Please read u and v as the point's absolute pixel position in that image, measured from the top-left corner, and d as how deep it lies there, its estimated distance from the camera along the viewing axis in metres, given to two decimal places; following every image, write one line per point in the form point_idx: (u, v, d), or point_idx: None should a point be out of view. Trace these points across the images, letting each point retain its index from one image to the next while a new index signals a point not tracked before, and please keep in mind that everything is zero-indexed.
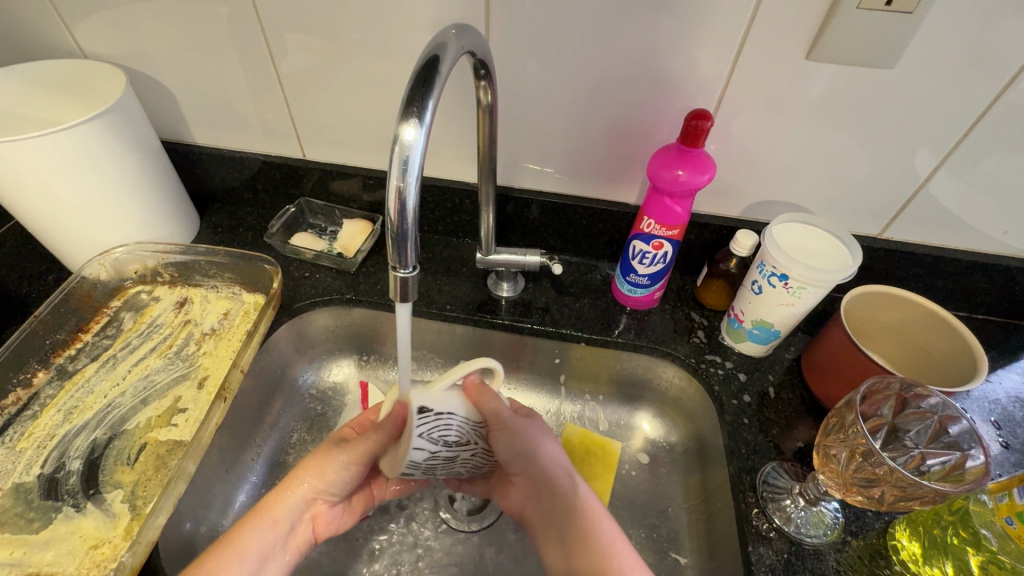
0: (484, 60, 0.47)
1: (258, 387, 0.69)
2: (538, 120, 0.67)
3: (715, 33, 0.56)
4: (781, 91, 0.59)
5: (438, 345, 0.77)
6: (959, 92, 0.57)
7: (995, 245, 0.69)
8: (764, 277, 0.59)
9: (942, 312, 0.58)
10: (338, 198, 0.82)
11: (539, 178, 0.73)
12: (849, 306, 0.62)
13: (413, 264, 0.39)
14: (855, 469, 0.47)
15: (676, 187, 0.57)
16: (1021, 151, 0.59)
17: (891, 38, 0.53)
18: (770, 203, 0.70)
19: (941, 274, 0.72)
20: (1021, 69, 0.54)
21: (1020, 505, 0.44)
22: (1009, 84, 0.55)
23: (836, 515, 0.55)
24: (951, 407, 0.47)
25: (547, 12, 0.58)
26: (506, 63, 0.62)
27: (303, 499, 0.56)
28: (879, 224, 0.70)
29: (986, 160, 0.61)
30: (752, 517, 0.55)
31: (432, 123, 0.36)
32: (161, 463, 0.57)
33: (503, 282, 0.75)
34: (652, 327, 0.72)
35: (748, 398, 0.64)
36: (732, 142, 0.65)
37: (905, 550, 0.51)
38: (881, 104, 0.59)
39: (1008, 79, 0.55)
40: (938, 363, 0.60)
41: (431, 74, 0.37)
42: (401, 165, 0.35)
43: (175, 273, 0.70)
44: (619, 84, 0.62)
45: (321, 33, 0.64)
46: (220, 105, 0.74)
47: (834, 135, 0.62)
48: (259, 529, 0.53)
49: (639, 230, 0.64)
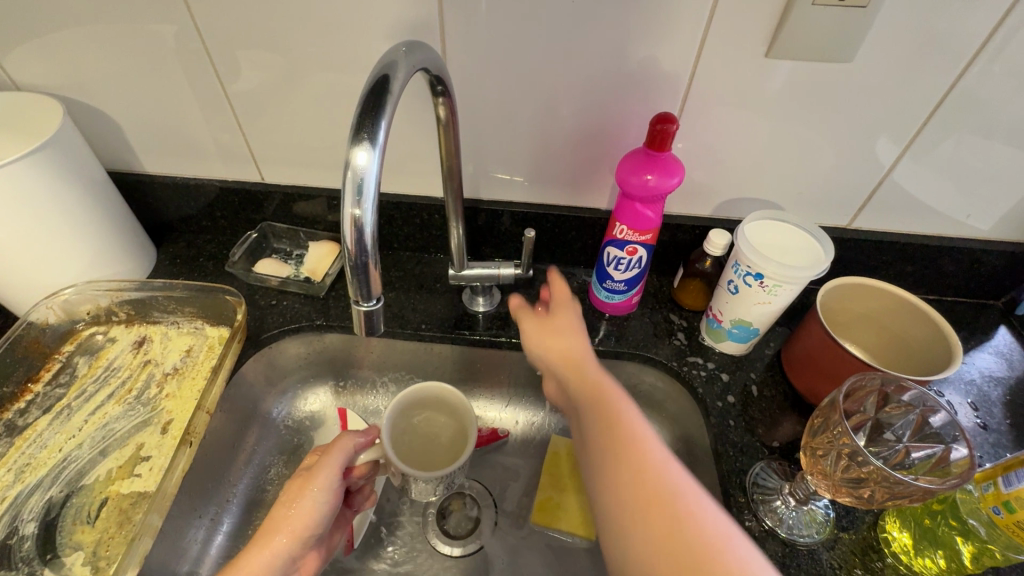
0: (440, 76, 0.45)
1: (228, 425, 0.66)
2: (503, 130, 0.65)
3: (675, 35, 0.56)
4: (744, 89, 0.59)
5: (416, 365, 0.75)
6: (915, 83, 0.57)
7: (960, 228, 0.70)
8: (740, 277, 0.58)
9: (916, 301, 0.59)
10: (303, 221, 0.79)
11: (508, 188, 0.72)
12: (825, 299, 0.62)
13: (376, 296, 0.37)
14: (843, 469, 0.46)
15: (646, 191, 0.57)
16: (976, 136, 0.61)
17: (846, 33, 0.54)
18: (740, 200, 0.70)
19: (909, 260, 0.73)
20: (972, 56, 0.55)
21: (1005, 494, 0.44)
22: (962, 72, 0.56)
23: (827, 511, 0.55)
24: (931, 400, 0.47)
25: (503, 20, 0.56)
26: (465, 72, 0.61)
27: (278, 547, 0.49)
28: (847, 215, 0.70)
29: (946, 146, 0.62)
30: (743, 520, 0.54)
31: (386, 145, 0.34)
32: (124, 518, 0.53)
33: (479, 296, 0.73)
34: (631, 332, 0.71)
35: (733, 397, 0.64)
36: (700, 142, 0.64)
37: (897, 542, 0.51)
38: (842, 96, 0.59)
39: (961, 67, 0.56)
40: (915, 351, 0.61)
41: (381, 96, 0.35)
42: (355, 193, 0.33)
43: (132, 310, 0.66)
44: (581, 90, 0.61)
45: (273, 51, 0.61)
46: (170, 132, 0.70)
47: (798, 129, 0.62)
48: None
49: (612, 237, 0.63)
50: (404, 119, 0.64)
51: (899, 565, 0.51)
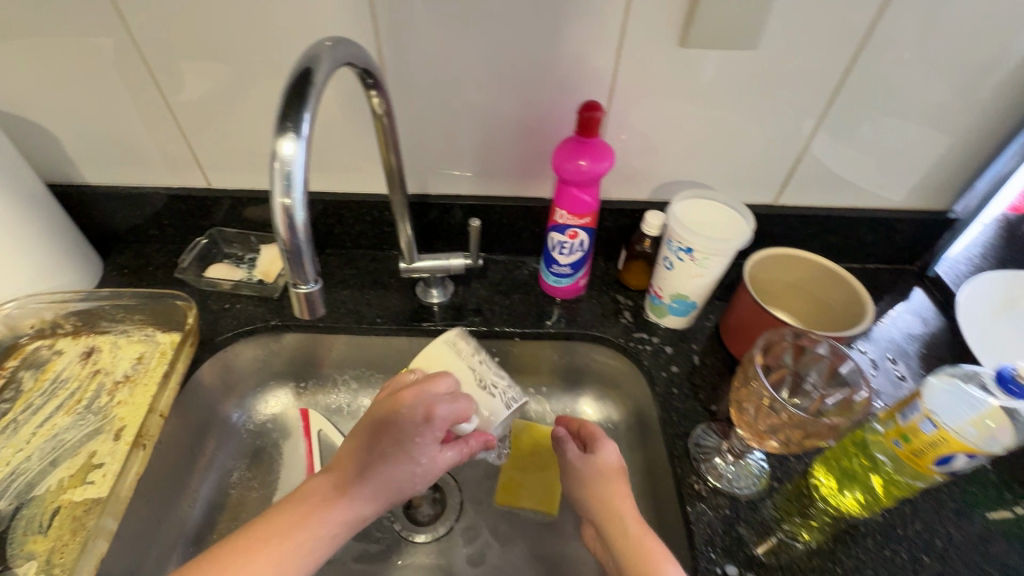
0: (368, 70, 0.47)
1: (185, 430, 0.66)
2: (444, 125, 0.68)
3: (597, 28, 0.59)
4: (666, 78, 0.63)
5: (375, 360, 0.77)
6: (818, 67, 0.62)
7: (874, 200, 0.76)
8: (673, 253, 0.62)
9: (834, 266, 0.64)
10: (253, 225, 0.79)
11: (455, 182, 0.74)
12: (753, 270, 0.66)
13: (315, 279, 0.39)
14: (764, 418, 0.50)
15: (580, 176, 0.60)
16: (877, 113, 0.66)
17: (751, 22, 0.58)
18: (675, 183, 0.74)
19: (833, 231, 0.79)
20: (865, 41, 0.60)
21: (903, 427, 0.48)
22: (858, 56, 0.62)
23: (762, 464, 0.59)
24: (839, 350, 0.51)
25: (434, 19, 0.59)
26: (402, 69, 0.63)
27: (339, 520, 0.52)
28: (773, 192, 0.75)
29: (853, 123, 0.67)
30: (687, 479, 0.57)
31: (311, 134, 0.36)
32: (78, 525, 0.53)
33: (433, 288, 0.75)
34: (581, 313, 0.74)
35: (677, 368, 0.68)
36: (631, 129, 0.68)
37: (825, 487, 0.56)
38: (756, 81, 0.63)
39: (856, 51, 0.61)
40: (837, 313, 0.66)
41: (304, 88, 0.37)
42: (283, 181, 0.35)
43: (78, 321, 0.66)
44: (515, 84, 0.64)
45: (209, 56, 0.62)
46: (110, 142, 0.70)
47: (720, 113, 0.67)
48: (285, 546, 0.49)
49: (554, 222, 0.66)
50: (346, 117, 0.65)
51: (828, 507, 0.55)
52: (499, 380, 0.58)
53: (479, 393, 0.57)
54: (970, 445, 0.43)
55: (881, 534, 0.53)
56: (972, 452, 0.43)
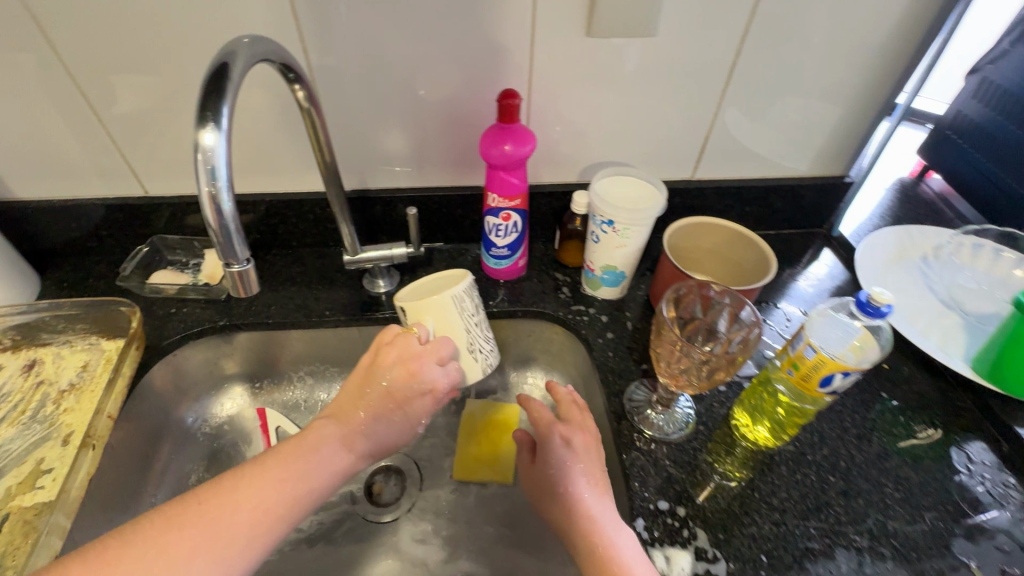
0: (288, 64, 0.50)
1: (138, 435, 0.67)
2: (376, 121, 0.71)
3: (509, 23, 0.64)
4: (579, 66, 0.68)
5: (328, 353, 0.79)
6: (713, 50, 0.69)
7: (780, 169, 0.84)
8: (598, 227, 0.68)
9: (744, 230, 0.70)
10: (195, 230, 0.80)
11: (393, 176, 0.77)
12: (674, 239, 0.73)
13: (246, 258, 0.44)
14: (675, 361, 0.58)
15: (506, 160, 0.64)
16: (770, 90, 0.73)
17: (648, 12, 0.64)
18: (600, 165, 0.80)
19: (747, 201, 0.86)
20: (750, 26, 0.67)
21: (793, 357, 0.59)
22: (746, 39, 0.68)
23: (688, 412, 0.67)
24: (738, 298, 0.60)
25: (354, 20, 0.62)
26: (329, 69, 0.65)
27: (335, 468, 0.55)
28: (690, 168, 0.82)
29: (751, 100, 0.74)
30: (624, 432, 0.65)
31: (231, 126, 0.39)
32: (30, 527, 0.53)
33: (379, 279, 0.78)
34: (523, 293, 0.78)
35: (612, 334, 0.73)
36: (553, 115, 0.73)
37: (743, 424, 0.66)
38: (659, 65, 0.69)
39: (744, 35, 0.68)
40: (750, 273, 0.72)
41: (221, 84, 0.40)
42: (208, 170, 0.38)
43: (18, 336, 0.66)
44: (439, 78, 0.68)
45: (134, 65, 0.63)
46: (38, 155, 0.70)
47: (632, 97, 0.72)
48: (280, 492, 0.52)
49: (488, 206, 0.70)
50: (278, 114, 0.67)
51: (747, 441, 0.65)
52: (485, 345, 0.66)
53: (467, 358, 0.64)
54: (841, 363, 0.54)
55: (793, 460, 0.64)
56: (846, 369, 0.54)
